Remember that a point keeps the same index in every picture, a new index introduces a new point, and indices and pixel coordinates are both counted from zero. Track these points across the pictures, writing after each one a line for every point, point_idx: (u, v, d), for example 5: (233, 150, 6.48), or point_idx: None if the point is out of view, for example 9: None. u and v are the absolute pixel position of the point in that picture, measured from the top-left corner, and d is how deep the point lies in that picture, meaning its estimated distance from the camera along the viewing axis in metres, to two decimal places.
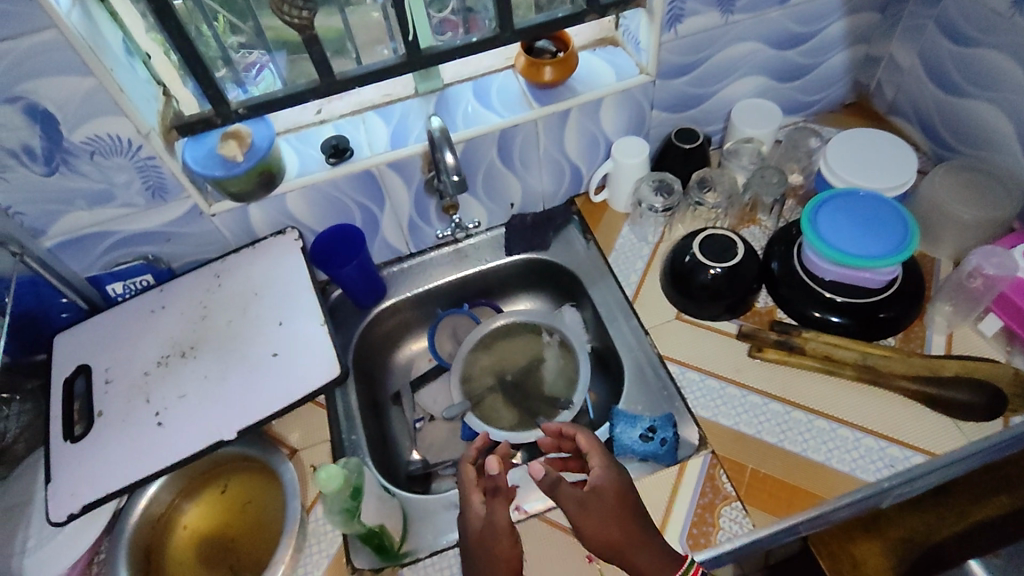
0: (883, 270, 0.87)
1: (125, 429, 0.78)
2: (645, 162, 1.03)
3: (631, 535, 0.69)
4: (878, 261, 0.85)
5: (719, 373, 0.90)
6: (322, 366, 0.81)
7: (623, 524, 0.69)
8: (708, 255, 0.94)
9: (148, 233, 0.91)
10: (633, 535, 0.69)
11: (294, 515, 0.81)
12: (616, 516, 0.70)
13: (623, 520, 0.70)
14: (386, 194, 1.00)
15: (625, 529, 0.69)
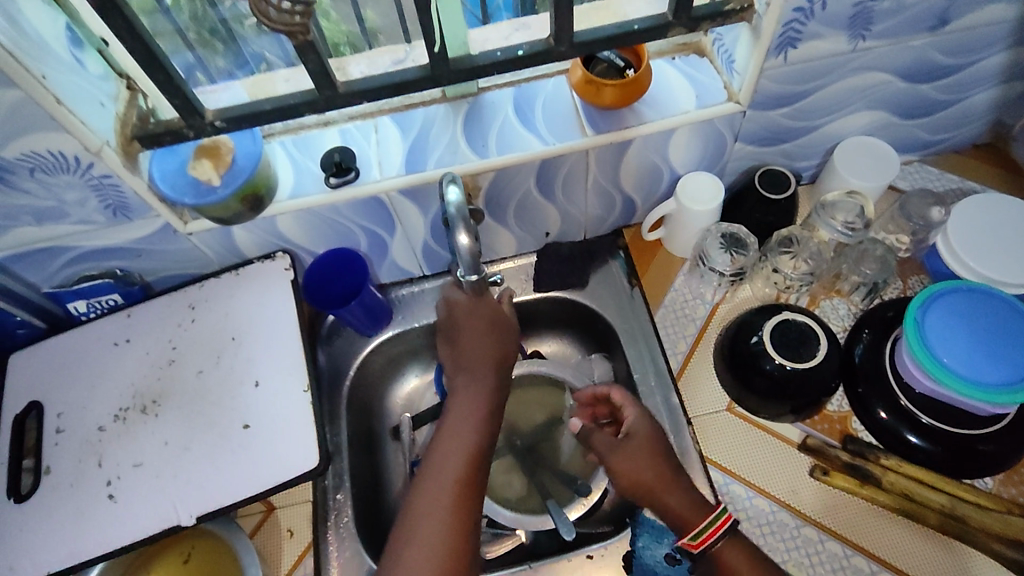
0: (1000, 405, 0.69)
1: (72, 497, 0.68)
2: (715, 208, 0.83)
3: (661, 483, 0.72)
4: (996, 394, 0.67)
5: (770, 492, 0.76)
6: (300, 449, 0.68)
7: (653, 469, 0.73)
8: (780, 344, 0.76)
9: (115, 249, 0.76)
10: (662, 479, 0.72)
11: None
12: (647, 461, 0.74)
13: (655, 466, 0.73)
14: (397, 220, 0.83)
15: (657, 478, 0.73)
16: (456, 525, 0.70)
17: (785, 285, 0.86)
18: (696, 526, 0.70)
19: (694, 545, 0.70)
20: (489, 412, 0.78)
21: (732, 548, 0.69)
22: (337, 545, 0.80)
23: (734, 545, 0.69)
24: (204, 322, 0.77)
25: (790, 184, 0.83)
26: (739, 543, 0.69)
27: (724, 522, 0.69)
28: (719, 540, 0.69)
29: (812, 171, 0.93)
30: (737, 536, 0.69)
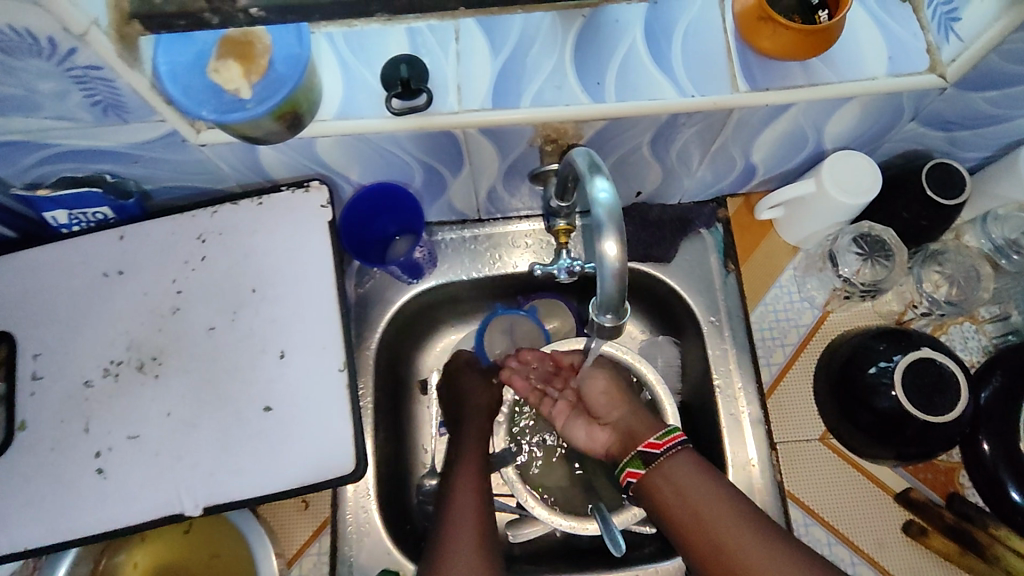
0: None
1: (53, 464, 0.56)
2: (861, 204, 0.67)
3: (620, 403, 0.76)
4: None
5: (854, 542, 0.67)
6: (332, 445, 0.56)
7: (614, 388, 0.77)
8: (912, 387, 0.64)
9: (106, 152, 0.58)
10: (621, 400, 0.77)
11: None
12: (610, 385, 0.78)
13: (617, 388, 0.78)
14: (467, 160, 0.65)
15: (621, 399, 0.77)
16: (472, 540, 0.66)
17: (918, 306, 0.72)
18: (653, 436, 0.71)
19: (655, 446, 0.69)
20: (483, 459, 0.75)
21: (683, 461, 0.67)
22: (356, 519, 0.71)
23: (686, 458, 0.67)
24: (216, 262, 0.61)
25: (966, 186, 0.65)
26: (690, 456, 0.68)
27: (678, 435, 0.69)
28: (675, 449, 0.68)
29: (977, 166, 0.75)
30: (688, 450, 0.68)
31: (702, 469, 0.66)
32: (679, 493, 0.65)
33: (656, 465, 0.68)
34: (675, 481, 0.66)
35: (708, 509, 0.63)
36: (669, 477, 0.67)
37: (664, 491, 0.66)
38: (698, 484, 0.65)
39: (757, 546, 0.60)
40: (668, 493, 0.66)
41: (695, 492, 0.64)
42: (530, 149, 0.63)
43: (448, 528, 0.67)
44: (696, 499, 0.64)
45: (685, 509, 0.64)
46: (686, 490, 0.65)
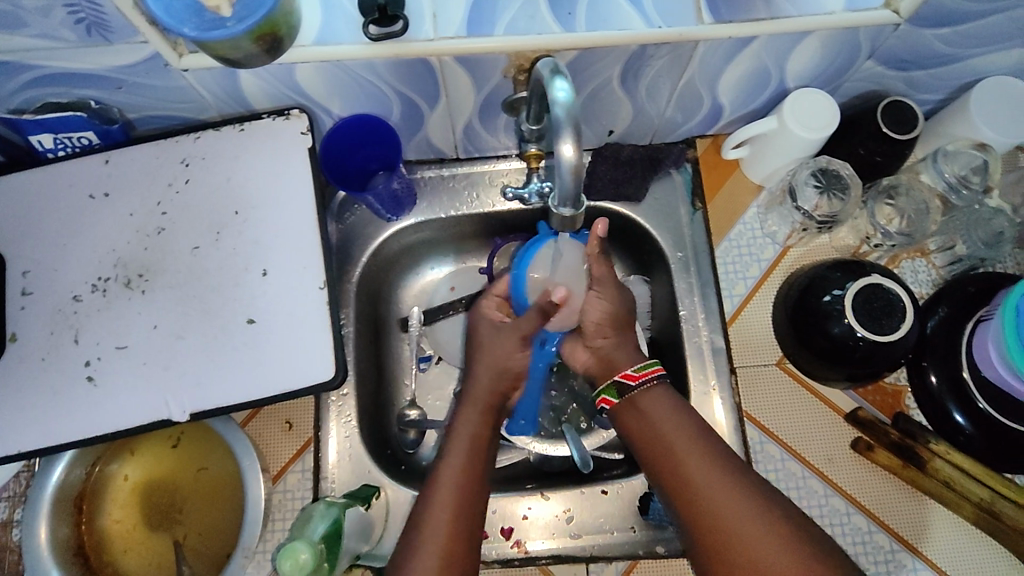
0: None
1: (45, 372, 0.59)
2: (818, 140, 0.70)
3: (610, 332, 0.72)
4: None
5: (806, 457, 0.72)
6: (312, 355, 0.59)
7: (611, 310, 0.71)
8: (862, 309, 0.68)
9: (89, 75, 0.60)
10: (614, 329, 0.72)
11: (254, 482, 0.65)
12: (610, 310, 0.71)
13: (613, 314, 0.72)
14: (443, 91, 0.67)
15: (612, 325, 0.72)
16: (443, 539, 0.61)
17: (873, 239, 0.75)
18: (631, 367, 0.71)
19: (631, 377, 0.69)
20: (481, 443, 0.70)
21: (657, 399, 0.68)
22: (339, 442, 0.74)
23: (662, 393, 0.68)
24: (201, 185, 0.64)
25: (919, 122, 0.69)
26: (667, 395, 0.68)
27: (652, 372, 0.69)
28: (649, 383, 0.68)
29: (933, 109, 0.79)
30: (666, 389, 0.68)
31: (679, 406, 0.67)
32: (656, 428, 0.66)
33: (631, 398, 0.69)
34: (646, 415, 0.67)
35: (680, 446, 0.64)
36: (641, 410, 0.68)
37: (639, 432, 0.67)
38: (674, 424, 0.65)
39: (731, 494, 0.59)
40: (641, 433, 0.67)
41: (674, 436, 0.64)
42: (505, 79, 0.66)
43: (415, 530, 0.63)
44: (671, 445, 0.64)
45: (659, 448, 0.65)
46: (663, 429, 0.65)
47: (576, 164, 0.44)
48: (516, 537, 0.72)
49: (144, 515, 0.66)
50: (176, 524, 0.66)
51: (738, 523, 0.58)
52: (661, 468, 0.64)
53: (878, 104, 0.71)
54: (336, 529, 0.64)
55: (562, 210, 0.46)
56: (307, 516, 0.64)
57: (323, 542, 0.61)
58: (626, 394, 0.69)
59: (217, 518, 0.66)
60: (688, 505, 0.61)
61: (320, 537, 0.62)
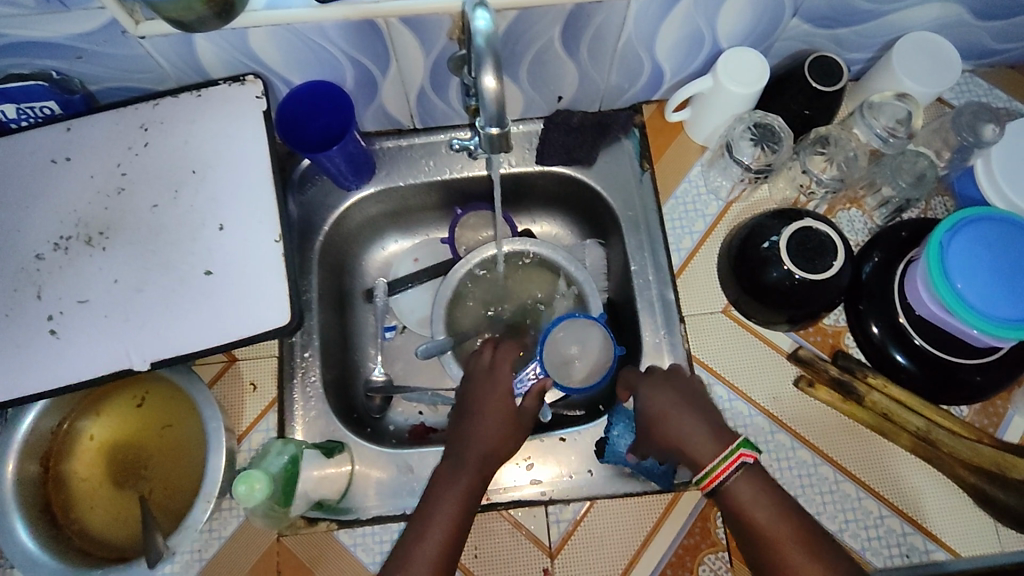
0: (981, 336, 0.66)
1: (8, 327, 0.60)
2: (751, 95, 0.74)
3: (675, 425, 0.64)
4: (985, 321, 0.64)
5: (752, 397, 0.75)
6: (270, 304, 0.62)
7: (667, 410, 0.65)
8: (796, 250, 0.71)
9: (48, 44, 0.62)
10: (683, 419, 0.64)
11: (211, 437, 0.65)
12: (678, 402, 0.66)
13: (663, 412, 0.65)
14: (394, 56, 0.71)
15: (666, 420, 0.65)
16: None
17: (809, 188, 0.80)
18: (711, 461, 0.61)
19: (709, 481, 0.60)
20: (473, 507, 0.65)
21: (746, 490, 0.59)
22: (303, 403, 0.75)
23: (749, 483, 0.59)
24: (160, 148, 0.66)
25: (842, 75, 0.74)
26: (755, 481, 0.59)
27: (735, 459, 0.59)
28: (732, 476, 0.59)
29: (859, 67, 0.84)
30: (754, 473, 0.59)
31: (775, 495, 0.59)
32: (756, 527, 0.58)
33: (721, 495, 0.60)
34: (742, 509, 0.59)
35: (784, 546, 0.56)
36: (737, 506, 0.59)
37: (744, 530, 0.59)
38: (771, 520, 0.57)
39: None
40: (742, 527, 0.59)
41: (786, 549, 0.56)
42: (451, 43, 0.69)
43: None
44: (779, 551, 0.56)
45: (762, 551, 0.57)
46: (768, 532, 0.57)
47: (496, 87, 0.47)
48: None
49: (110, 473, 0.68)
50: (142, 479, 0.68)
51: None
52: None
53: (805, 60, 0.76)
54: (293, 465, 0.67)
55: (487, 128, 0.50)
56: (265, 452, 0.68)
57: (280, 474, 0.65)
58: (715, 494, 0.61)
59: (183, 473, 0.68)
60: None
61: (276, 470, 0.65)
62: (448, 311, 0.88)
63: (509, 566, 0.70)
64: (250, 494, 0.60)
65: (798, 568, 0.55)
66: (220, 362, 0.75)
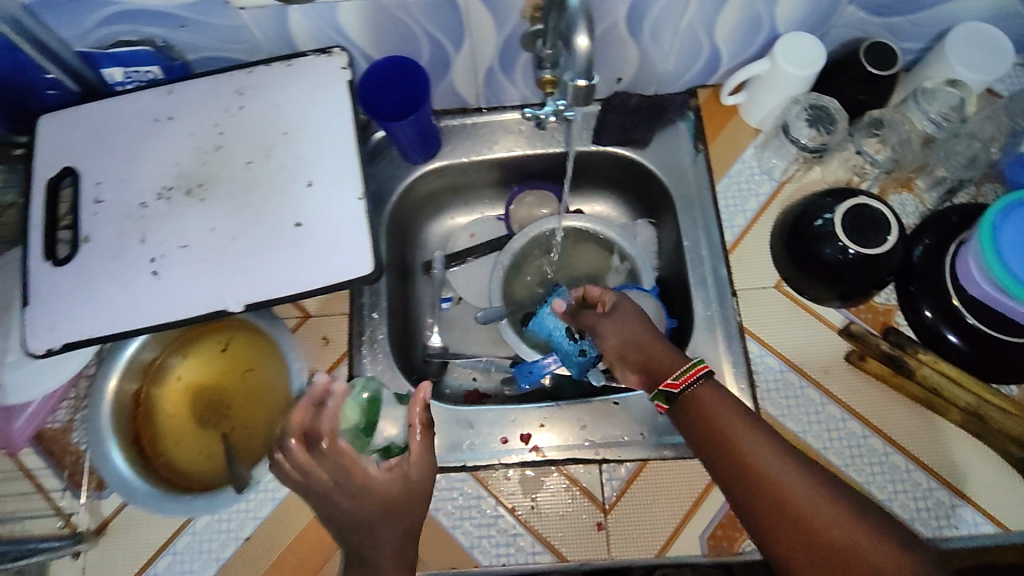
0: None
1: (115, 268, 0.66)
2: (808, 78, 0.77)
3: (637, 348, 0.65)
4: None
5: (802, 369, 0.78)
6: (353, 255, 0.66)
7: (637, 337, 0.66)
8: (851, 227, 0.73)
9: (159, 13, 0.68)
10: (641, 340, 0.66)
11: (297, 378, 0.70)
12: (633, 326, 0.67)
13: (636, 335, 0.66)
14: (468, 32, 0.75)
15: (641, 345, 0.65)
16: None
17: (863, 169, 0.83)
18: (674, 372, 0.61)
19: (675, 385, 0.59)
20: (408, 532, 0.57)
21: (713, 397, 0.58)
22: (371, 358, 0.79)
23: (713, 390, 0.58)
24: (253, 111, 0.71)
25: (897, 60, 0.77)
26: (720, 391, 0.59)
27: (701, 368, 0.59)
28: (697, 384, 0.59)
29: (912, 57, 0.86)
30: (716, 385, 0.59)
31: (739, 403, 0.58)
32: (716, 430, 0.56)
33: (682, 402, 0.59)
34: (708, 419, 0.57)
35: (752, 447, 0.54)
36: (703, 414, 0.58)
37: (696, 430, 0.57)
38: (734, 423, 0.56)
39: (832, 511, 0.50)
40: (700, 432, 0.57)
41: (747, 444, 0.54)
42: (524, 20, 0.73)
43: None
44: (741, 452, 0.54)
45: (724, 454, 0.55)
46: (727, 432, 0.56)
47: (588, 45, 0.50)
48: (533, 442, 0.77)
49: (194, 412, 0.73)
50: (223, 419, 0.73)
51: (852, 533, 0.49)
52: (740, 479, 0.54)
53: (860, 46, 0.79)
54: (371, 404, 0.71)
55: (576, 82, 0.53)
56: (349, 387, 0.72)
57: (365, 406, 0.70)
58: (675, 402, 0.60)
59: (261, 414, 0.72)
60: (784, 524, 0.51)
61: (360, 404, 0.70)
62: (503, 282, 0.92)
63: (563, 519, 0.73)
64: (333, 421, 0.66)
65: (774, 470, 0.53)
66: (294, 317, 0.79)
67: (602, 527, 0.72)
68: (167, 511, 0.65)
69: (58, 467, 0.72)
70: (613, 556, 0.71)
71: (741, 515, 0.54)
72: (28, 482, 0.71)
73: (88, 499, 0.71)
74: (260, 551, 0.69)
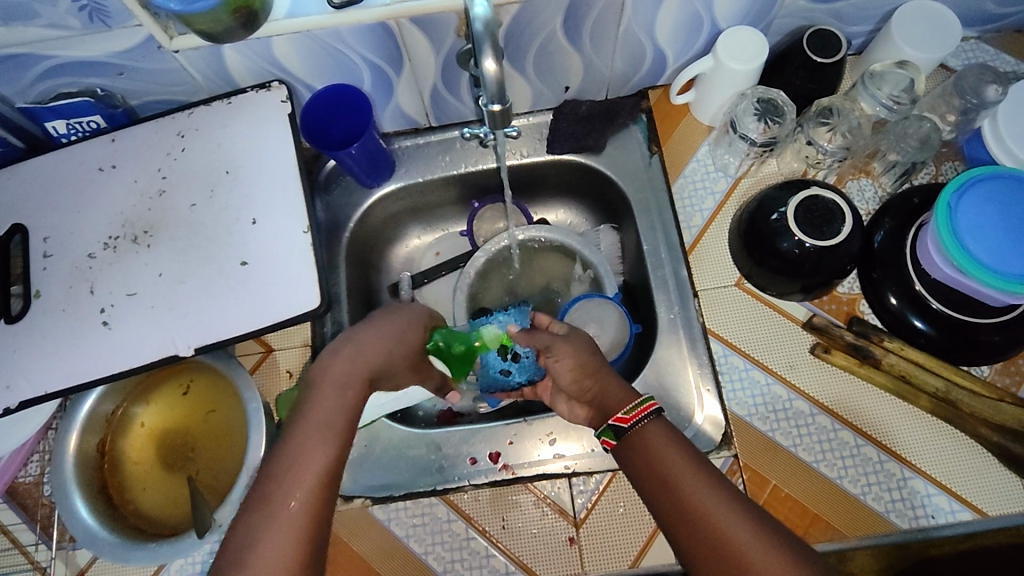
0: (998, 294, 0.66)
1: (67, 320, 0.66)
2: (753, 72, 0.77)
3: (590, 382, 0.67)
4: (1000, 278, 0.65)
5: (769, 366, 0.77)
6: (302, 289, 0.66)
7: (581, 363, 0.68)
8: (804, 220, 0.73)
9: (93, 63, 0.68)
10: (586, 370, 0.68)
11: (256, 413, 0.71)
12: (579, 356, 0.69)
13: (588, 364, 0.68)
14: (405, 56, 0.75)
15: (589, 373, 0.67)
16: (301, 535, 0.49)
17: (816, 159, 0.82)
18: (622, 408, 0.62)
19: (622, 420, 0.61)
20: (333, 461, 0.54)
21: (657, 434, 0.59)
22: None
23: (658, 429, 0.59)
24: (195, 152, 0.72)
25: (842, 47, 0.76)
26: (665, 428, 0.60)
27: (651, 405, 0.61)
28: (644, 421, 0.60)
29: (861, 40, 0.85)
30: (665, 423, 0.60)
31: (682, 441, 0.59)
32: (656, 464, 0.57)
33: (630, 439, 0.60)
34: (652, 453, 0.58)
35: (688, 481, 0.54)
36: (646, 449, 0.58)
37: (640, 468, 0.58)
38: (676, 458, 0.57)
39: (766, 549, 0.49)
40: (642, 468, 0.58)
41: (684, 479, 0.55)
42: (459, 39, 0.73)
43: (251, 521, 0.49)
44: (681, 485, 0.54)
45: (665, 488, 0.55)
46: (668, 469, 0.56)
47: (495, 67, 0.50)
48: (503, 460, 0.77)
49: (161, 456, 0.73)
50: (190, 462, 0.73)
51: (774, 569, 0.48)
52: (677, 512, 0.54)
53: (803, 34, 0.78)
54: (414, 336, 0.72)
55: (490, 106, 0.55)
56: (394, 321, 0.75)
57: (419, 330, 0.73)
58: (623, 436, 0.61)
59: (227, 453, 0.72)
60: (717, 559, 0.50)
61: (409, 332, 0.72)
62: (468, 298, 0.91)
63: (536, 537, 0.72)
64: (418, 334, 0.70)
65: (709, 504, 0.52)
66: (258, 351, 0.79)
67: (575, 541, 0.72)
68: (134, 560, 0.65)
69: (31, 520, 0.72)
70: (587, 570, 0.71)
71: (678, 547, 0.54)
72: (4, 538, 0.72)
73: (63, 550, 0.72)
74: None
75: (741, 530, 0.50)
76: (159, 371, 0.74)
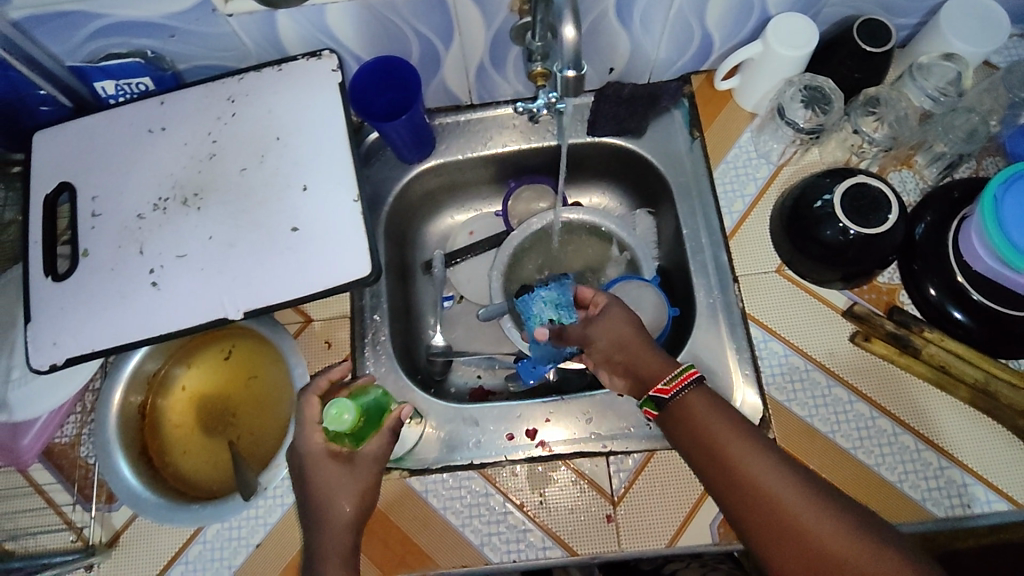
0: None
1: (115, 280, 0.66)
2: (801, 59, 0.76)
3: (624, 355, 0.67)
4: None
5: (808, 352, 0.77)
6: (351, 257, 0.66)
7: (617, 337, 0.68)
8: (850, 207, 0.72)
9: (147, 24, 0.67)
10: (622, 343, 0.67)
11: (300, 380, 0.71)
12: (618, 332, 0.68)
13: (626, 337, 0.68)
14: (456, 30, 0.75)
15: (626, 347, 0.67)
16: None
17: (861, 149, 0.82)
18: (662, 379, 0.62)
19: (664, 391, 0.60)
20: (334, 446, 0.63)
21: (700, 403, 0.59)
22: (374, 361, 0.80)
23: (700, 398, 0.59)
24: (245, 117, 0.71)
25: (891, 37, 0.76)
26: (707, 396, 0.60)
27: (692, 372, 0.60)
28: (685, 391, 0.60)
29: (907, 32, 0.85)
30: (706, 391, 0.60)
31: (726, 409, 0.59)
32: (702, 434, 0.58)
33: (671, 408, 0.60)
34: (696, 423, 0.58)
35: (736, 451, 0.56)
36: (690, 419, 0.59)
37: (685, 438, 0.59)
38: (722, 429, 0.57)
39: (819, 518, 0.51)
40: (687, 437, 0.59)
41: (732, 449, 0.56)
42: (512, 15, 0.73)
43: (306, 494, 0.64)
44: (729, 456, 0.56)
45: (713, 459, 0.57)
46: (716, 438, 0.57)
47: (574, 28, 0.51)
48: (540, 438, 0.77)
49: (201, 420, 0.73)
50: (229, 427, 0.73)
51: (828, 537, 0.50)
52: (728, 482, 0.55)
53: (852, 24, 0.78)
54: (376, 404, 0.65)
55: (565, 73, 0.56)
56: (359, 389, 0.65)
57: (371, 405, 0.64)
58: (665, 407, 0.61)
59: (267, 419, 0.72)
60: (770, 524, 0.52)
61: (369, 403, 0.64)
62: (505, 277, 0.91)
63: (572, 514, 0.73)
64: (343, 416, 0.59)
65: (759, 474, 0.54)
66: (297, 321, 0.79)
67: (612, 519, 0.72)
68: (177, 520, 0.65)
69: (68, 481, 0.72)
70: (623, 548, 0.71)
71: (730, 513, 0.56)
72: (40, 497, 0.72)
73: (100, 511, 0.72)
74: (272, 554, 0.69)
75: (794, 501, 0.52)
76: (201, 336, 0.74)
